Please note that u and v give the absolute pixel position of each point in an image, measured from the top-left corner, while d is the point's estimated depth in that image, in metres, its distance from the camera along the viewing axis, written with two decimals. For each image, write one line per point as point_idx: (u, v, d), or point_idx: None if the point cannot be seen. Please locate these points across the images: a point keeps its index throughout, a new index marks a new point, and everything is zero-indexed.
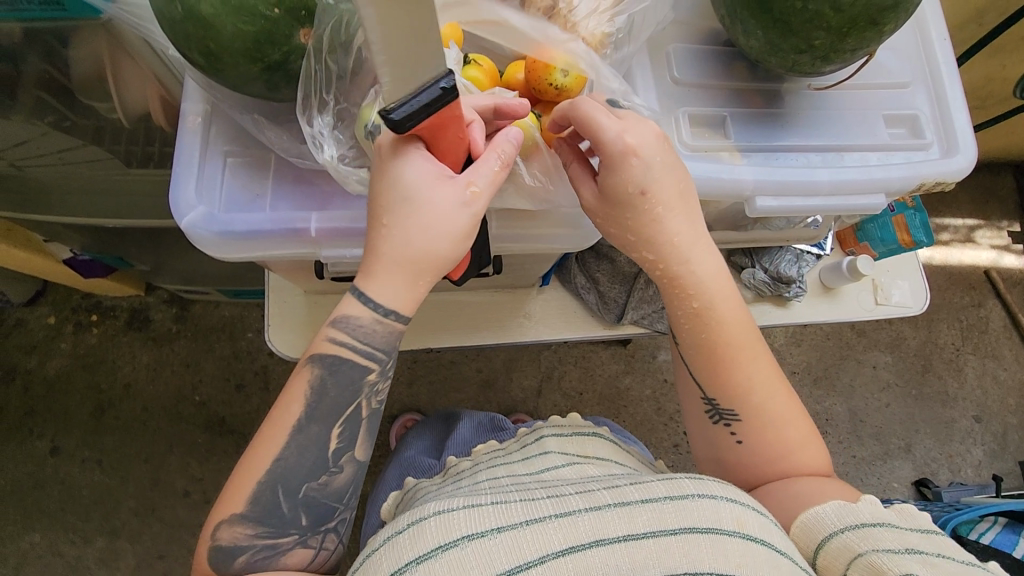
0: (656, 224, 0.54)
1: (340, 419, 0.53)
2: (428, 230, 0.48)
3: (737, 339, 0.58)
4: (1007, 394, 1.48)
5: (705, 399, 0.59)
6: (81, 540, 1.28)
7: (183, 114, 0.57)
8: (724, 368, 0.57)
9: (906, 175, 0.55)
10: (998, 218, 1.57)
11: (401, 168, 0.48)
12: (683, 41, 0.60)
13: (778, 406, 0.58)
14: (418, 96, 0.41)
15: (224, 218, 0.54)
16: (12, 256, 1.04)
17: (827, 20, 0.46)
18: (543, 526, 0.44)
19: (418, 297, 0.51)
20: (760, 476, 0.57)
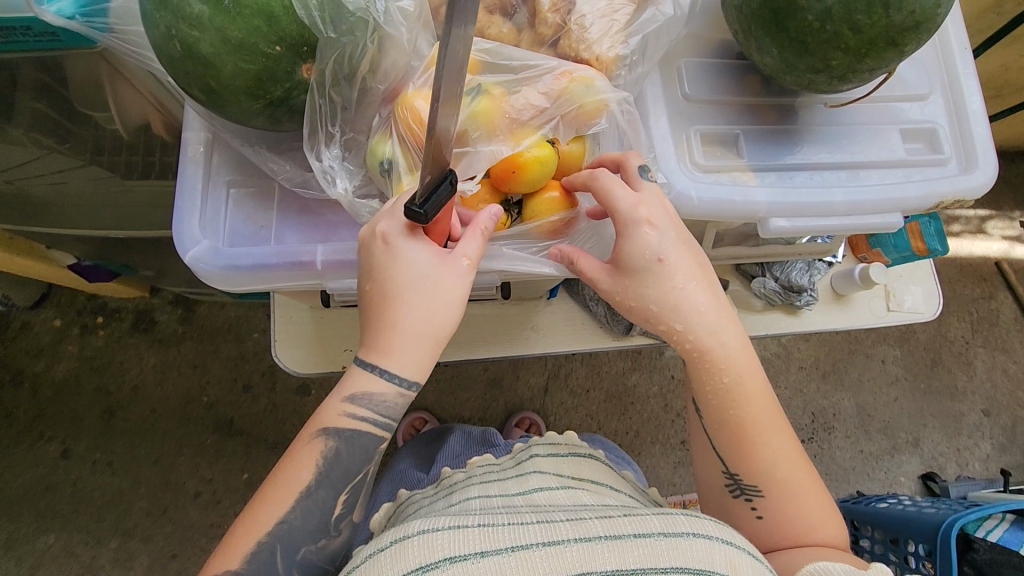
0: (679, 292, 0.52)
1: (347, 485, 0.54)
2: (443, 304, 0.51)
3: (756, 412, 0.56)
4: (1017, 387, 1.47)
5: (727, 474, 0.57)
6: (95, 541, 1.30)
7: (186, 144, 0.56)
8: (748, 444, 0.56)
9: (924, 193, 0.54)
10: (1010, 208, 1.54)
11: (413, 249, 0.50)
12: (695, 54, 0.58)
13: (800, 483, 0.56)
14: (439, 191, 0.45)
15: (229, 252, 0.54)
16: (20, 267, 1.03)
17: (845, 41, 0.45)
18: (529, 553, 0.44)
19: (429, 362, 0.52)
20: (779, 544, 0.55)
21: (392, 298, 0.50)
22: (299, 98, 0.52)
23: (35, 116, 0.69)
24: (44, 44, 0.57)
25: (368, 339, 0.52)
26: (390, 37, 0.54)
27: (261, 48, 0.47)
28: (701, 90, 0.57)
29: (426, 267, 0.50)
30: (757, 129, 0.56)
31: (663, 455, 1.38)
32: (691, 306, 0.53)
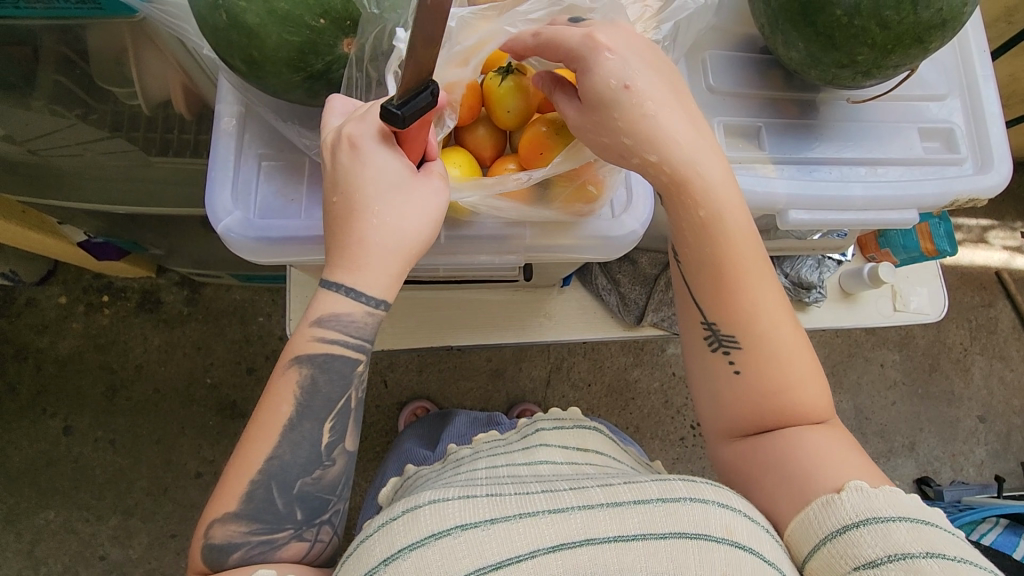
0: (648, 121, 0.50)
1: (332, 414, 0.53)
2: (414, 217, 0.50)
3: (746, 258, 0.53)
4: (1013, 395, 1.49)
5: (705, 324, 0.56)
6: (95, 517, 1.30)
7: (219, 117, 0.57)
8: (729, 288, 0.54)
9: (940, 191, 0.55)
10: (1012, 219, 1.56)
11: (381, 156, 0.49)
12: (720, 47, 0.59)
13: (787, 337, 0.54)
14: (419, 96, 0.44)
15: (260, 224, 0.55)
16: (29, 240, 1.04)
17: (872, 37, 0.46)
18: (534, 521, 0.45)
19: (400, 278, 0.52)
20: (760, 394, 0.54)
21: (359, 210, 0.49)
22: (338, 73, 0.53)
23: (59, 88, 0.69)
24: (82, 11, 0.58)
25: (332, 255, 0.51)
26: None
27: (305, 20, 0.48)
28: (727, 85, 0.58)
29: (398, 177, 0.49)
30: (779, 122, 0.57)
31: (662, 451, 1.39)
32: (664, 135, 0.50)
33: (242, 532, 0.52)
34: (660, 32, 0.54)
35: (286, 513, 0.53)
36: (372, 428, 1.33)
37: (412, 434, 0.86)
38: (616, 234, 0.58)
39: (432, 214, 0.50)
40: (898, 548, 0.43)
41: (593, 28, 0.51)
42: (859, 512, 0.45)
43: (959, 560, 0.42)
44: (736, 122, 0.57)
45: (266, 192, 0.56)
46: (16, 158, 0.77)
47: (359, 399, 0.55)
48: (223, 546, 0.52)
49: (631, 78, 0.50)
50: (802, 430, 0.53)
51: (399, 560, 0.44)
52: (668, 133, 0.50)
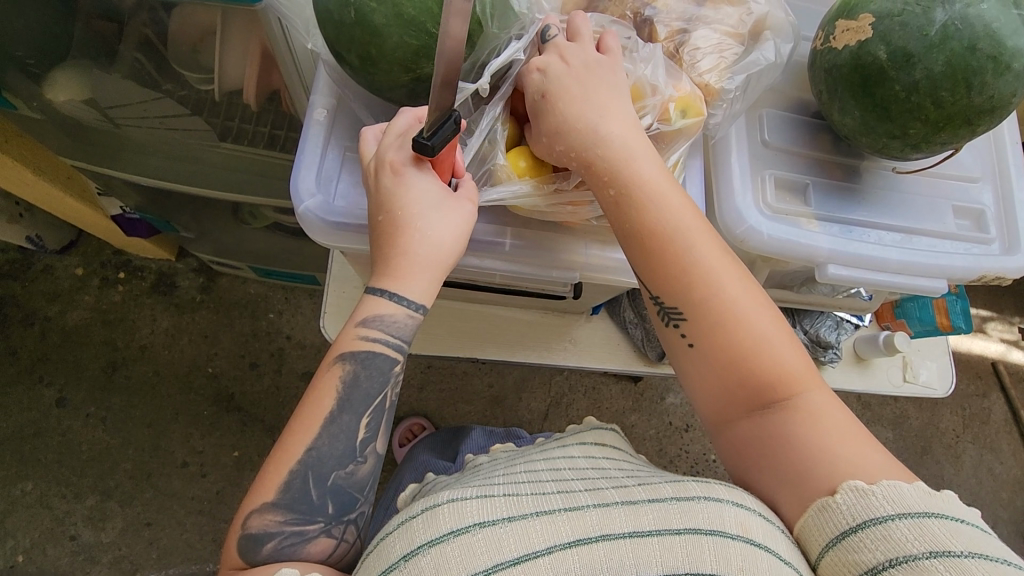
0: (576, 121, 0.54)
1: (369, 409, 0.54)
2: (452, 232, 0.53)
3: (663, 221, 0.54)
4: (1001, 487, 1.50)
5: (653, 301, 0.57)
6: (72, 495, 1.27)
7: (311, 107, 0.60)
8: (659, 260, 0.55)
9: (970, 266, 0.58)
10: (1011, 313, 1.60)
11: (422, 180, 0.52)
12: (775, 107, 0.63)
13: (731, 288, 0.54)
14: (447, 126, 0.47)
15: (339, 210, 0.57)
16: (66, 204, 1.06)
17: (925, 113, 0.50)
18: (552, 518, 0.46)
19: (438, 285, 0.55)
20: (724, 363, 0.54)
21: (404, 227, 0.52)
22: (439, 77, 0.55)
23: (139, 63, 0.72)
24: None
25: (375, 266, 0.54)
26: None
27: (423, 24, 0.50)
28: (780, 143, 0.62)
29: (437, 198, 0.53)
30: (826, 182, 0.61)
31: None
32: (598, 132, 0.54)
33: (277, 522, 0.51)
34: (731, 81, 0.58)
35: (319, 505, 0.52)
36: None
37: (427, 446, 0.86)
38: None
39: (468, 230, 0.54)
40: (899, 550, 0.43)
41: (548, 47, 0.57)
42: (854, 516, 0.46)
43: (965, 555, 0.42)
44: (786, 179, 0.61)
45: (348, 181, 0.59)
46: (84, 123, 0.80)
47: (393, 400, 0.56)
48: (259, 535, 0.51)
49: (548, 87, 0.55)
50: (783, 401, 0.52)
51: (420, 556, 0.44)
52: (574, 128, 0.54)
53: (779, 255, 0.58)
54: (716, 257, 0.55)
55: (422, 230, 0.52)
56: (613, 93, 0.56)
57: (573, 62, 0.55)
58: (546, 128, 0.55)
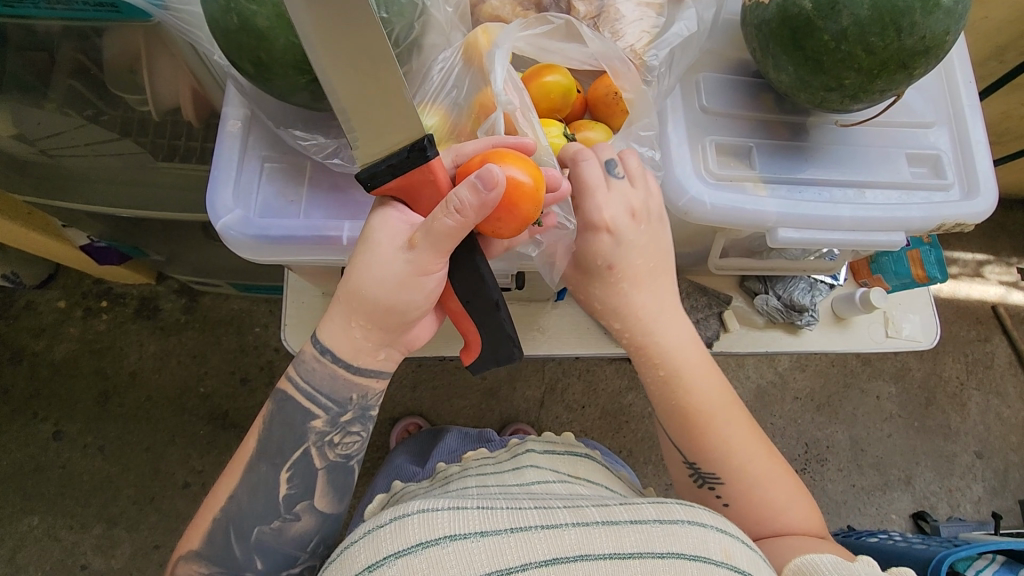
0: (626, 297, 0.60)
1: (288, 463, 0.56)
2: (367, 274, 0.49)
3: (706, 407, 0.61)
4: (1010, 432, 1.48)
5: (688, 464, 0.62)
6: (78, 525, 1.28)
7: (225, 118, 0.59)
8: (697, 434, 0.61)
9: (927, 216, 0.57)
10: (1007, 255, 1.56)
11: (378, 213, 0.50)
12: (713, 71, 0.62)
13: (751, 463, 0.60)
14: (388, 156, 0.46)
15: (259, 224, 0.57)
16: (33, 240, 1.06)
17: (857, 61, 0.48)
18: (528, 534, 0.44)
19: (354, 337, 0.52)
20: (750, 524, 0.59)
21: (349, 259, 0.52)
22: None
23: (70, 91, 0.71)
24: (99, 15, 0.57)
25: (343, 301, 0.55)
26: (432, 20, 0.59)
27: None
28: (719, 106, 0.61)
29: (376, 228, 0.49)
30: (770, 143, 0.60)
31: (656, 476, 1.37)
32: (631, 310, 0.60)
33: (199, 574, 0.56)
34: (655, 55, 0.58)
35: (245, 562, 0.57)
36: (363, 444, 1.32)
37: (405, 450, 0.91)
38: None
39: (380, 275, 0.49)
40: None
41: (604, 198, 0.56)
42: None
43: None
44: (731, 142, 0.60)
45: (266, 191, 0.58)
46: (27, 156, 0.79)
47: (329, 459, 0.57)
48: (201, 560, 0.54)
49: (615, 260, 0.58)
50: (792, 539, 0.56)
51: (386, 566, 0.44)
52: (634, 310, 0.60)
53: (725, 225, 0.57)
54: (748, 439, 0.61)
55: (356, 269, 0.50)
56: (654, 271, 0.60)
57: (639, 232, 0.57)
58: (609, 297, 0.60)
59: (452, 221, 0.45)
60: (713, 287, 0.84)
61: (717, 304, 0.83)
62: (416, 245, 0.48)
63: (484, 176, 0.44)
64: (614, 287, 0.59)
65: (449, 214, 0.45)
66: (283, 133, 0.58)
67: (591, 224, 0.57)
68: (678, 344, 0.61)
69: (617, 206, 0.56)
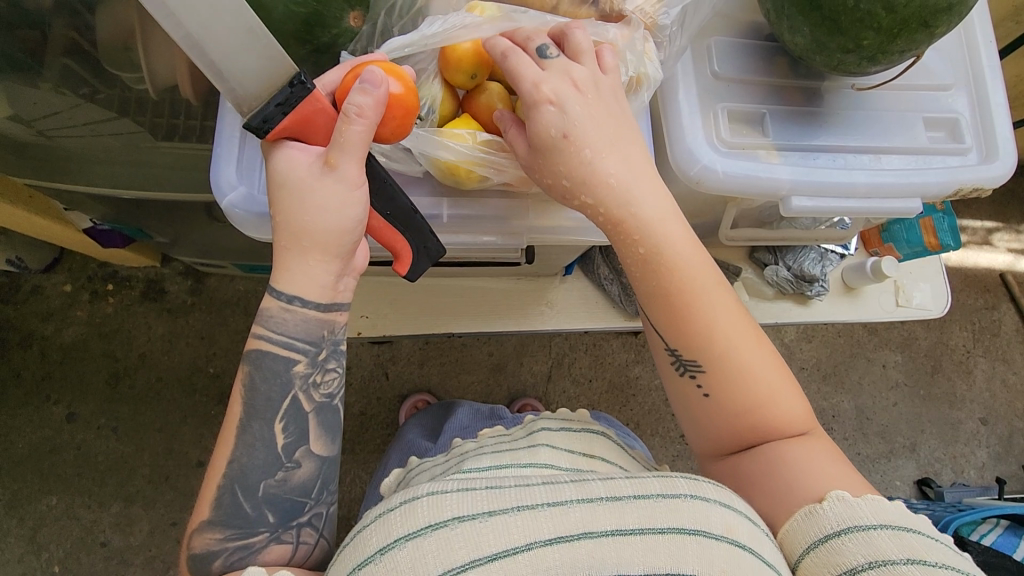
0: (600, 165, 0.53)
1: (281, 414, 0.56)
2: (300, 208, 0.50)
3: (694, 287, 0.56)
4: (1015, 398, 1.48)
5: (671, 351, 0.58)
6: (96, 504, 1.30)
7: (225, 92, 0.58)
8: (677, 315, 0.56)
9: (944, 180, 0.56)
10: (1017, 221, 1.54)
11: (282, 158, 0.51)
12: (726, 35, 0.61)
13: (745, 352, 0.56)
14: (273, 95, 0.49)
15: (263, 202, 0.57)
16: (34, 223, 1.05)
17: (878, 21, 0.47)
18: (535, 513, 0.45)
19: (314, 275, 0.53)
20: (734, 417, 0.56)
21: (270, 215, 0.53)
22: (343, 45, 0.60)
23: (64, 71, 0.69)
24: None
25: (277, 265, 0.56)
26: None
27: None
28: (732, 72, 0.60)
29: (289, 169, 0.50)
30: (784, 110, 0.59)
31: (662, 448, 1.38)
32: (601, 178, 0.54)
33: (218, 540, 0.54)
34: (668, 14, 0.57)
35: (253, 547, 0.56)
36: (372, 421, 1.33)
37: (418, 424, 0.93)
38: None
39: (315, 202, 0.50)
40: (880, 554, 0.46)
41: (545, 75, 0.53)
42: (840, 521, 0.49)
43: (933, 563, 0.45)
44: (742, 109, 0.59)
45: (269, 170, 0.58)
46: (24, 139, 0.78)
47: (315, 401, 0.58)
48: (205, 550, 0.55)
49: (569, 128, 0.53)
50: (781, 444, 0.56)
51: (396, 549, 0.44)
52: (609, 180, 0.54)
53: (738, 194, 0.56)
54: (741, 321, 0.56)
55: (286, 214, 0.51)
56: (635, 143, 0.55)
57: (589, 103, 0.53)
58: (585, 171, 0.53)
59: (360, 126, 0.49)
60: (722, 259, 0.84)
61: (727, 276, 0.82)
62: (335, 161, 0.50)
63: (369, 77, 0.49)
64: (591, 159, 0.53)
65: (354, 117, 0.48)
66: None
67: (530, 101, 0.53)
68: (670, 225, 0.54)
69: (557, 80, 0.53)
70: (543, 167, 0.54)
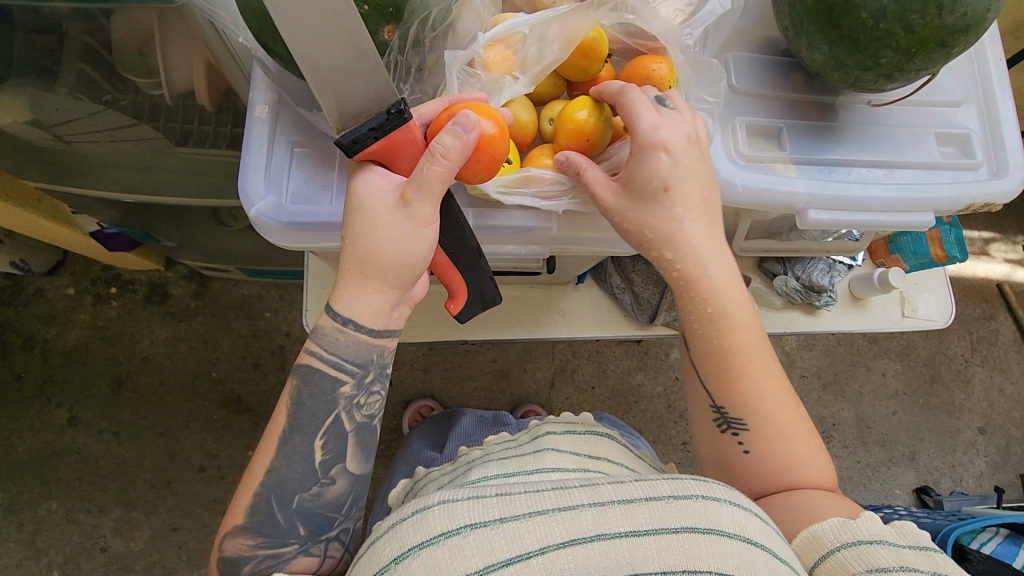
0: (675, 225, 0.55)
1: (321, 431, 0.56)
2: (372, 236, 0.51)
3: (744, 346, 0.59)
4: (1012, 407, 1.50)
5: (716, 407, 0.60)
6: (97, 509, 1.30)
7: (253, 102, 0.59)
8: (732, 373, 0.59)
9: (956, 194, 0.58)
10: (1014, 232, 1.56)
11: (363, 181, 0.51)
12: (743, 50, 0.62)
13: (783, 411, 0.59)
14: (369, 119, 0.49)
15: (292, 211, 0.57)
16: (40, 226, 1.04)
17: (896, 40, 0.49)
18: (546, 519, 0.45)
19: (371, 302, 0.53)
20: (767, 476, 0.58)
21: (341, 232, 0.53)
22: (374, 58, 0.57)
23: (82, 77, 0.69)
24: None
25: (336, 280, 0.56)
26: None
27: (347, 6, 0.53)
28: (750, 86, 0.61)
29: (367, 193, 0.51)
30: (799, 124, 0.60)
31: (665, 454, 1.39)
32: (684, 238, 0.56)
33: (249, 547, 0.56)
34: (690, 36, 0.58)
35: (272, 555, 0.56)
36: None
37: (419, 436, 0.93)
38: None
39: (387, 234, 0.50)
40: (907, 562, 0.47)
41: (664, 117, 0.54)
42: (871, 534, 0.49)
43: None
44: (762, 122, 0.60)
45: (298, 179, 0.58)
46: (40, 144, 0.78)
47: (355, 422, 0.58)
48: (234, 559, 0.56)
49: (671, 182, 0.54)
50: (807, 496, 0.56)
51: (410, 559, 0.45)
52: (685, 239, 0.56)
53: (756, 206, 0.57)
54: (781, 384, 0.59)
55: (357, 238, 0.51)
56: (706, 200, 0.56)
57: (696, 159, 0.55)
58: (658, 223, 0.55)
59: (441, 167, 0.48)
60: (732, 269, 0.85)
61: None
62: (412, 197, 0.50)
63: (462, 120, 0.48)
64: (659, 213, 0.55)
65: (437, 159, 0.48)
66: (315, 117, 0.57)
67: (646, 144, 0.53)
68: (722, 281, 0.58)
69: (676, 131, 0.54)
70: (630, 214, 0.55)
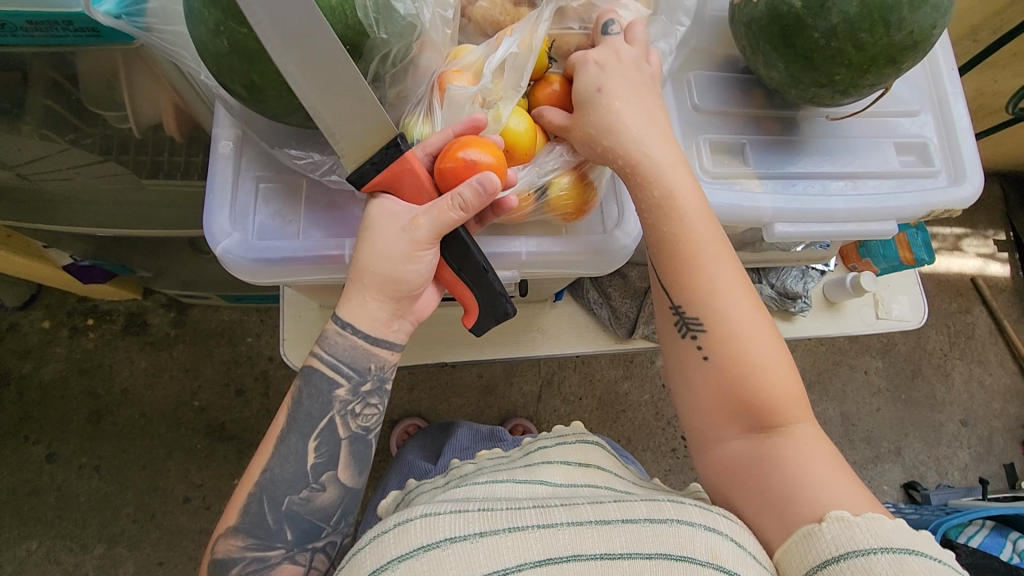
0: (614, 115, 0.56)
1: (316, 432, 0.55)
2: (376, 255, 0.51)
3: (701, 237, 0.56)
4: (992, 399, 1.52)
5: (674, 309, 0.58)
6: (78, 547, 1.26)
7: (216, 139, 0.59)
8: (686, 267, 0.56)
9: (919, 202, 0.59)
10: (984, 227, 1.60)
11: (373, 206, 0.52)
12: (704, 69, 0.64)
13: (746, 316, 0.56)
14: (381, 152, 0.51)
15: (259, 246, 0.57)
16: (13, 262, 1.03)
17: (848, 58, 0.50)
18: (524, 534, 0.45)
19: (372, 314, 0.53)
20: (729, 382, 0.55)
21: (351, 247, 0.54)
22: None
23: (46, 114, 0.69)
24: (80, 40, 0.56)
25: None
26: (431, 39, 0.58)
27: None
28: (711, 105, 0.62)
29: (377, 216, 0.52)
30: (762, 139, 0.61)
31: (655, 463, 1.39)
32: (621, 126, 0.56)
33: (239, 548, 0.54)
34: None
35: None
36: None
37: (416, 446, 0.93)
38: (610, 247, 0.62)
39: (391, 254, 0.51)
40: None
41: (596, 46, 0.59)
42: (838, 546, 0.46)
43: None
44: (724, 140, 0.61)
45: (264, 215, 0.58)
46: (6, 182, 0.77)
47: (349, 431, 0.57)
48: (223, 562, 0.54)
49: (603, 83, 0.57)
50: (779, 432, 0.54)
51: (390, 571, 0.44)
52: (624, 130, 0.56)
53: (725, 221, 0.59)
54: (743, 284, 0.57)
55: (361, 255, 0.52)
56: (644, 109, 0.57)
57: (631, 73, 0.57)
58: (597, 118, 0.56)
59: (457, 214, 0.50)
60: None
61: None
62: (418, 225, 0.50)
63: (488, 180, 0.49)
64: (596, 109, 0.56)
65: (450, 201, 0.50)
66: (278, 153, 0.58)
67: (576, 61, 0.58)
68: (676, 178, 0.56)
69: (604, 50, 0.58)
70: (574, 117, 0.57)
